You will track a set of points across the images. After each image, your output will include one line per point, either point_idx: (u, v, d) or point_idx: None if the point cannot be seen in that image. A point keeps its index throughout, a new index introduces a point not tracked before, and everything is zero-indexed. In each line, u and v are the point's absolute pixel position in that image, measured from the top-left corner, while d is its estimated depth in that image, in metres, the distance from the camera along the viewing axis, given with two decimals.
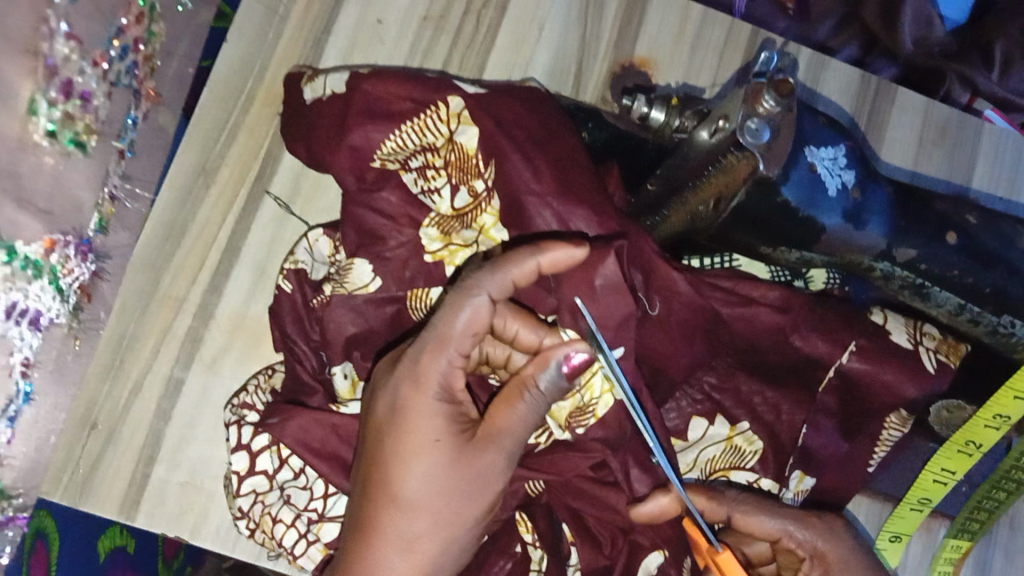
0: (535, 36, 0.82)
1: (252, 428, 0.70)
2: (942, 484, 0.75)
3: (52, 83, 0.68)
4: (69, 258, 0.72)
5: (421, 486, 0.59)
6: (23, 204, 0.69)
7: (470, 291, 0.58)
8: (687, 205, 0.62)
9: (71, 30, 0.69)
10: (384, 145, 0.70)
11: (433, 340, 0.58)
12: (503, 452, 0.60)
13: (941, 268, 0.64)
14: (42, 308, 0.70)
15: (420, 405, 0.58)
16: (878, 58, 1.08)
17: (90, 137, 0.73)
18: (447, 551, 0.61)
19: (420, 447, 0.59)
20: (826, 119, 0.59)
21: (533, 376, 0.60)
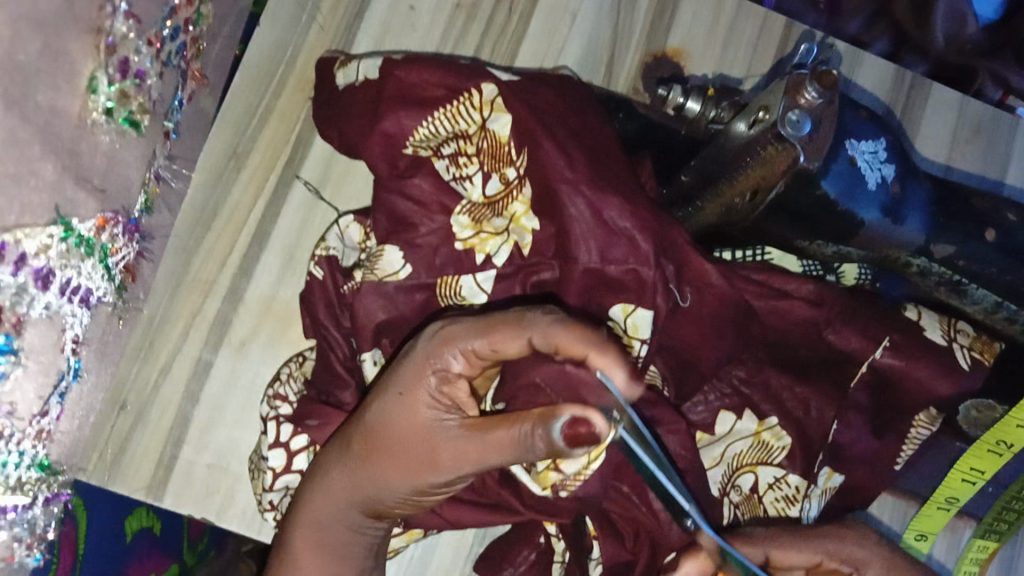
0: (568, 26, 0.82)
1: (291, 428, 0.71)
2: (970, 484, 0.74)
3: (111, 61, 0.53)
4: (118, 238, 0.60)
5: (379, 427, 0.58)
6: (81, 180, 0.55)
7: (525, 325, 0.55)
8: (722, 197, 0.61)
9: (131, 9, 0.54)
10: (417, 132, 0.70)
11: (468, 329, 0.56)
12: (470, 456, 0.55)
13: (979, 265, 0.63)
14: (93, 287, 0.57)
15: (418, 357, 0.57)
16: (909, 54, 1.06)
17: (144, 117, 0.60)
18: (378, 494, 0.60)
19: (397, 394, 0.57)
20: (868, 112, 0.58)
21: (535, 419, 0.52)
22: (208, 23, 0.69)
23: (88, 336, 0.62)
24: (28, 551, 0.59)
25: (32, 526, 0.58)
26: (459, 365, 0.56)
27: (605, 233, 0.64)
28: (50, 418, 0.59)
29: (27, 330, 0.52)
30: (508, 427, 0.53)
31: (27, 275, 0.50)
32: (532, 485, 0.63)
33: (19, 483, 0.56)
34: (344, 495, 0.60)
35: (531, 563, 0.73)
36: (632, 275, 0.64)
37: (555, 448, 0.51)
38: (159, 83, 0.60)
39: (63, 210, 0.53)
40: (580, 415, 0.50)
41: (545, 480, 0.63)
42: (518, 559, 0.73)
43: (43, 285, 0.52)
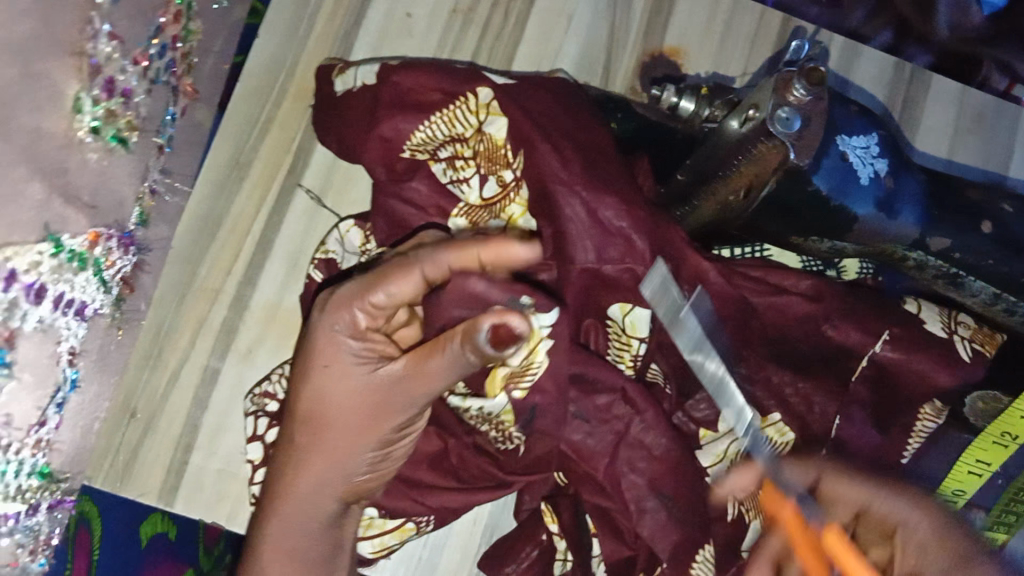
0: (564, 27, 0.82)
1: (266, 421, 0.73)
2: (977, 476, 0.73)
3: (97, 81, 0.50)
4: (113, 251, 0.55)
5: (317, 405, 0.59)
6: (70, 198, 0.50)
7: (411, 262, 0.57)
8: (717, 195, 0.61)
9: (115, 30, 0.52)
10: (414, 137, 0.71)
11: (358, 287, 0.58)
12: (417, 388, 0.58)
13: (975, 257, 0.63)
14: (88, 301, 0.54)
15: (325, 333, 0.58)
16: (912, 45, 1.05)
17: (132, 133, 0.56)
18: (343, 470, 0.61)
19: (324, 368, 0.59)
20: (859, 108, 0.58)
21: (457, 335, 0.54)
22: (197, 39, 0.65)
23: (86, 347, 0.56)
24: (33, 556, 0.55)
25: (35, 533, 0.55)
26: (365, 319, 0.58)
27: (601, 233, 0.65)
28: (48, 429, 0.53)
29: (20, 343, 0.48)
30: (437, 355, 0.56)
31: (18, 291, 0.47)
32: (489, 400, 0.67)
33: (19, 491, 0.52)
34: (310, 485, 0.61)
35: (533, 562, 0.73)
36: (629, 274, 0.66)
37: (486, 356, 0.54)
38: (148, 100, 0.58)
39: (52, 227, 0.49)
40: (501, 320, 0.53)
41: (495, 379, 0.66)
42: (521, 555, 0.73)
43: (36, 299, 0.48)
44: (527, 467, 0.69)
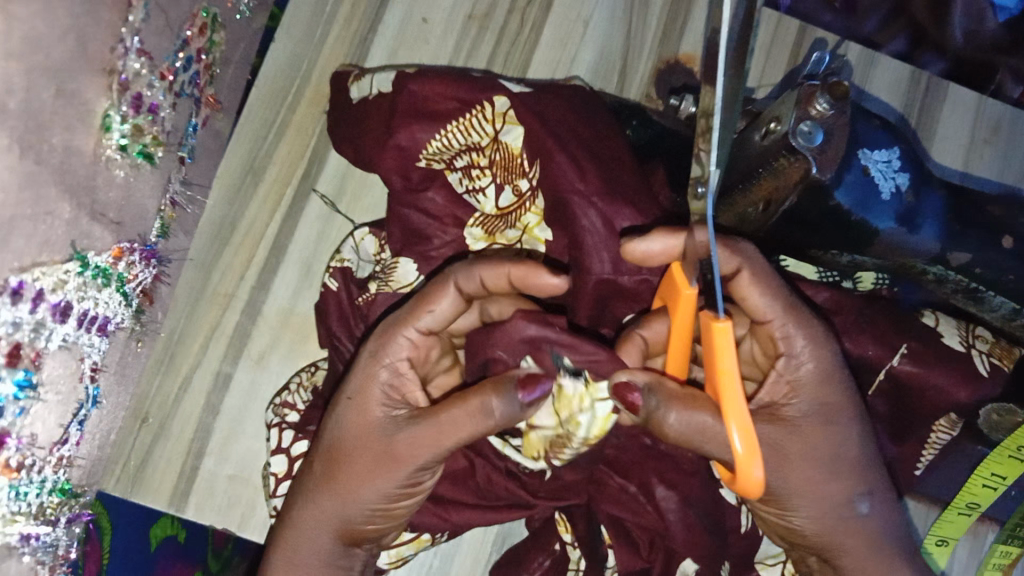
0: (580, 34, 0.82)
1: (293, 433, 0.72)
2: (991, 489, 0.73)
3: (125, 98, 0.49)
4: (135, 265, 0.55)
5: (337, 439, 0.60)
6: (97, 215, 0.50)
7: (445, 277, 0.60)
8: (735, 207, 0.61)
9: (143, 46, 0.50)
10: (430, 145, 0.70)
11: (401, 314, 0.61)
12: (430, 438, 0.57)
13: (995, 272, 0.63)
14: (111, 315, 0.53)
15: (362, 363, 0.61)
16: (927, 52, 1.04)
17: (158, 148, 0.55)
18: (346, 514, 0.60)
19: (352, 401, 0.61)
20: (882, 122, 0.58)
21: (488, 393, 0.56)
22: (220, 50, 0.64)
23: (106, 362, 0.56)
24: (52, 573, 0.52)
25: (55, 548, 0.52)
26: (409, 351, 0.61)
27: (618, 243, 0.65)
28: (70, 445, 0.53)
29: (46, 362, 0.47)
30: (458, 406, 0.56)
31: (45, 311, 0.45)
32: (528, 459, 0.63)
33: (41, 509, 0.50)
34: (313, 522, 0.61)
35: (546, 572, 0.73)
36: (645, 285, 0.65)
37: (512, 415, 0.56)
38: (173, 114, 0.56)
39: (78, 244, 0.48)
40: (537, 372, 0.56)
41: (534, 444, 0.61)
42: (532, 565, 0.73)
43: (61, 317, 0.47)
44: (556, 491, 0.69)
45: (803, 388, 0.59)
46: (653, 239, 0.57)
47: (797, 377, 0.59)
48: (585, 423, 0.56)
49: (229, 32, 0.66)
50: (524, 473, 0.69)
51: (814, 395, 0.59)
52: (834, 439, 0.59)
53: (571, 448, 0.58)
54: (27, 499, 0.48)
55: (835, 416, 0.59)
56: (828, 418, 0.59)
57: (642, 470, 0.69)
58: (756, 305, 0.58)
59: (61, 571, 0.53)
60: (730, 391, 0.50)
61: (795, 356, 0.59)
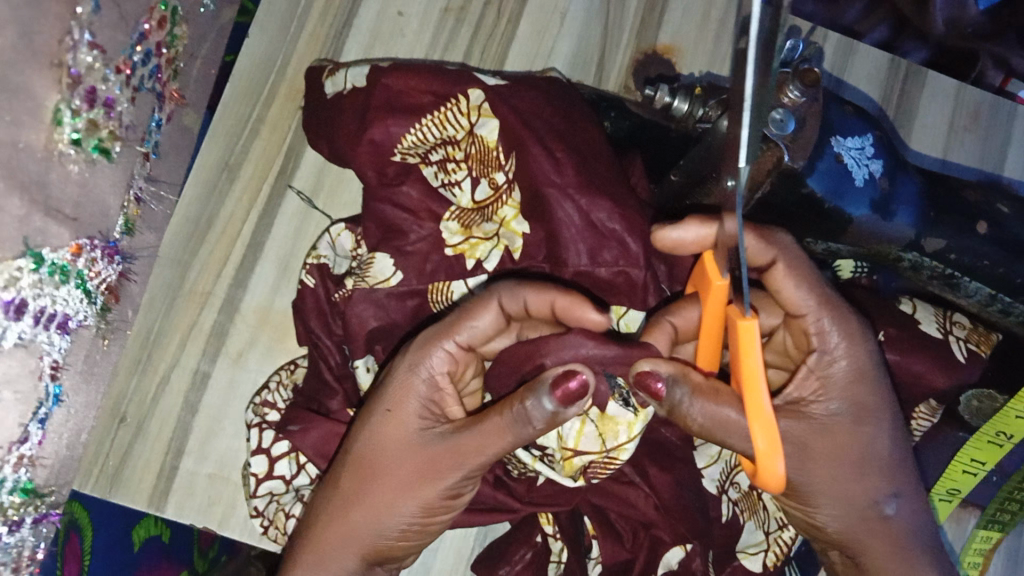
0: (557, 25, 0.81)
1: (273, 434, 0.72)
2: (970, 475, 0.74)
3: (77, 91, 0.48)
4: (96, 262, 0.54)
5: (371, 451, 0.59)
6: (52, 211, 0.49)
7: (491, 292, 0.59)
8: (711, 197, 0.61)
9: (95, 40, 0.49)
10: (405, 140, 0.70)
11: (440, 326, 0.60)
12: (472, 451, 0.57)
13: (971, 258, 0.63)
14: (71, 313, 0.52)
15: (402, 374, 0.59)
16: (908, 40, 1.04)
17: (115, 142, 0.54)
18: (377, 527, 0.59)
19: (386, 412, 0.59)
20: (854, 109, 0.58)
21: (525, 396, 0.55)
22: (183, 43, 0.63)
23: (69, 360, 0.55)
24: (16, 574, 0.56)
25: (18, 549, 0.55)
26: (446, 365, 0.59)
27: (595, 235, 0.64)
28: (31, 445, 0.53)
29: None
30: (504, 415, 0.56)
31: None
32: (566, 480, 0.64)
33: (0, 510, 0.51)
34: (341, 538, 0.59)
35: (527, 565, 0.72)
36: (623, 278, 0.64)
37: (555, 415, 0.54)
38: (132, 108, 0.55)
39: (30, 241, 0.48)
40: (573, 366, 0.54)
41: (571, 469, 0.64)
42: (515, 558, 0.72)
43: (15, 314, 0.48)
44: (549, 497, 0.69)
45: (833, 386, 0.58)
46: (685, 228, 0.58)
47: (828, 373, 0.58)
48: (628, 448, 0.63)
49: (191, 24, 0.64)
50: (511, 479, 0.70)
51: (844, 394, 0.58)
52: (864, 441, 0.59)
53: (611, 467, 0.64)
54: None
55: (866, 418, 0.59)
56: (859, 419, 0.58)
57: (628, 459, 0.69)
58: (792, 297, 0.57)
59: (29, 569, 0.56)
60: (753, 375, 0.51)
61: (829, 351, 0.58)
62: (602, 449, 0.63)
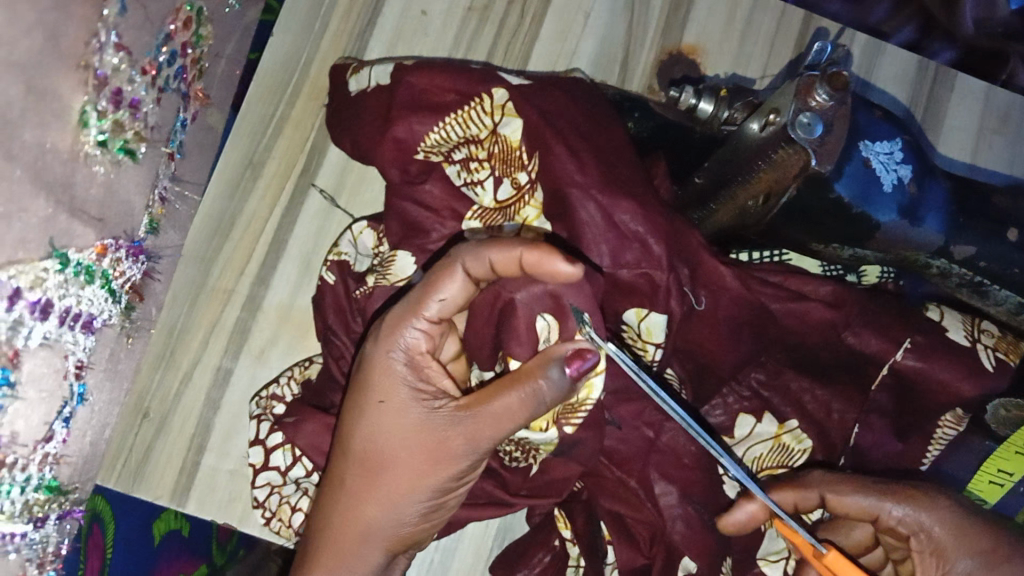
0: (581, 25, 0.81)
1: (269, 424, 0.72)
2: (998, 486, 0.70)
3: (103, 93, 0.49)
4: (120, 261, 0.55)
5: (372, 444, 0.59)
6: (77, 212, 0.50)
7: (455, 263, 0.58)
8: (736, 200, 0.60)
9: (121, 41, 0.50)
10: (428, 137, 0.70)
11: (413, 303, 0.59)
12: (478, 428, 0.57)
13: (1000, 265, 0.62)
14: (95, 312, 0.53)
15: (382, 360, 0.59)
16: (937, 40, 1.02)
17: (141, 143, 0.55)
18: (392, 519, 0.59)
19: (380, 402, 0.59)
20: (883, 112, 0.57)
21: (536, 372, 0.56)
22: (208, 43, 0.63)
23: (93, 359, 0.55)
24: (41, 569, 0.55)
25: (43, 545, 0.55)
26: (424, 341, 0.59)
27: (618, 237, 0.64)
28: (56, 443, 0.53)
29: (25, 361, 0.48)
30: (513, 391, 0.56)
31: (22, 309, 0.47)
32: (537, 432, 0.65)
33: (26, 508, 0.52)
34: (358, 535, 0.59)
35: (546, 567, 0.73)
36: (645, 279, 0.64)
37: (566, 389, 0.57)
38: (157, 109, 0.56)
39: (58, 242, 0.49)
40: (583, 346, 0.57)
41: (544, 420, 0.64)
42: (534, 561, 0.73)
43: (42, 314, 0.48)
44: (538, 489, 0.69)
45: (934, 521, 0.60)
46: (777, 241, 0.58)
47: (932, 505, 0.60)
48: (597, 382, 0.62)
49: (215, 23, 0.64)
50: (504, 470, 0.70)
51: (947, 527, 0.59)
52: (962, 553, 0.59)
53: (581, 412, 0.63)
54: (9, 498, 0.50)
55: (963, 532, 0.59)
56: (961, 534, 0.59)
57: (642, 463, 0.69)
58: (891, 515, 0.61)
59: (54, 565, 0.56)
60: None
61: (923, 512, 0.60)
62: None
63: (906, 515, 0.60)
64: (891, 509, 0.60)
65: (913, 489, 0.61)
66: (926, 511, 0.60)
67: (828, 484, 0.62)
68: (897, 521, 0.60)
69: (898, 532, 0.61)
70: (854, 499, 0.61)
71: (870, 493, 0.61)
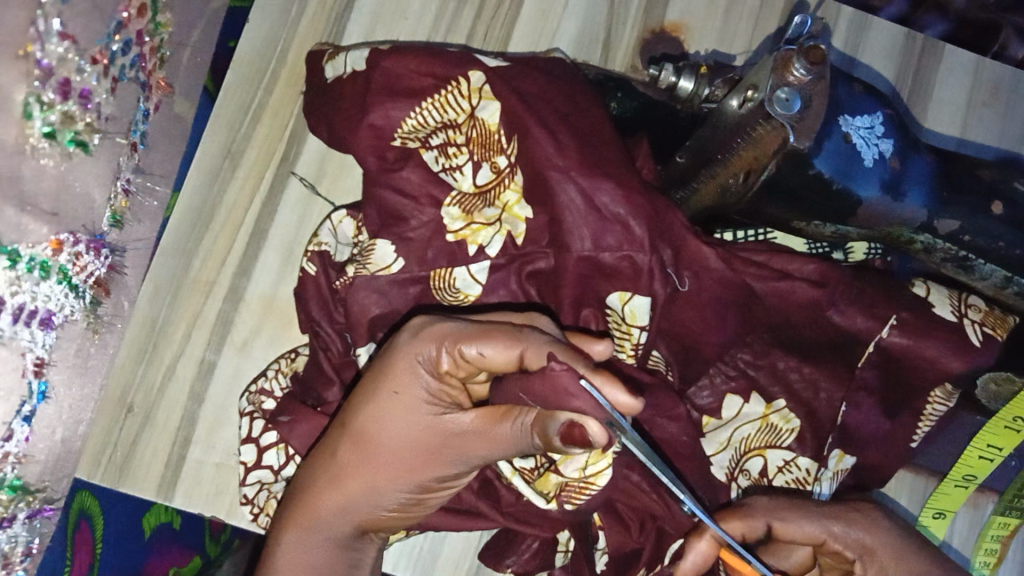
0: (562, 4, 0.79)
1: (262, 423, 0.72)
2: (988, 461, 0.72)
3: (49, 83, 0.65)
4: (80, 256, 0.70)
5: (372, 429, 0.58)
6: (25, 206, 0.67)
7: (520, 338, 0.52)
8: (717, 177, 0.59)
9: (65, 30, 0.65)
10: (405, 123, 0.69)
11: (460, 332, 0.55)
12: (476, 446, 0.57)
13: (986, 239, 0.61)
14: (53, 308, 0.69)
15: (406, 358, 0.57)
16: (927, 13, 0.99)
17: (92, 135, 0.69)
18: (371, 499, 0.60)
19: (391, 393, 0.57)
20: (863, 86, 0.56)
21: (540, 416, 0.51)
22: (167, 32, 0.74)
23: (56, 358, 0.72)
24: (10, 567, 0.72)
25: (12, 543, 0.72)
26: (447, 363, 0.56)
27: (598, 219, 0.63)
28: None
29: None
30: (510, 426, 0.54)
31: None
32: (537, 498, 0.66)
33: None
34: (335, 508, 0.60)
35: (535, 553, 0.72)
36: (627, 262, 0.63)
37: (549, 443, 0.51)
38: (113, 98, 0.69)
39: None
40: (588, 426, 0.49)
41: (547, 489, 0.66)
42: (522, 547, 0.71)
43: None
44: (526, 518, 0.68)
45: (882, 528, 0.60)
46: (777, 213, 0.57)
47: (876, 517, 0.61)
48: (605, 471, 0.65)
49: (174, 11, 0.74)
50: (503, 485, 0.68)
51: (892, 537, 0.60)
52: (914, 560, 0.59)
53: (586, 494, 0.66)
54: None
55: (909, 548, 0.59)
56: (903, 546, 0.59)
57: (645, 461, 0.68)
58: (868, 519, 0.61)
59: None
60: None
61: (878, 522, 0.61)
62: (579, 474, 0.65)
63: (845, 533, 0.60)
64: (835, 530, 0.60)
65: (852, 510, 0.61)
66: (871, 534, 0.60)
67: (773, 512, 0.61)
68: (840, 541, 0.60)
69: (843, 555, 0.60)
70: (800, 526, 0.60)
71: (813, 518, 0.60)
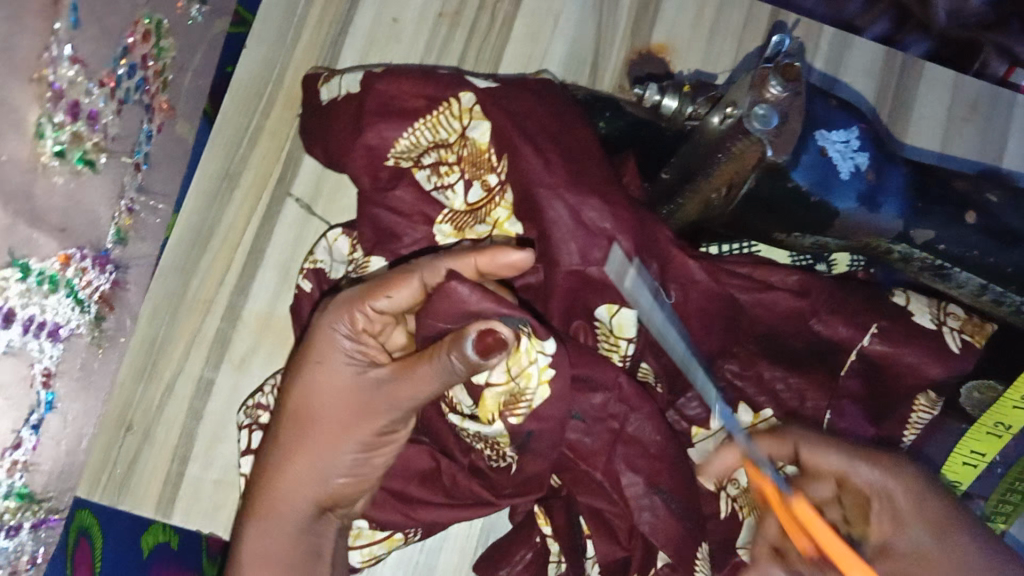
0: (551, 28, 0.82)
1: (262, 433, 0.73)
2: (971, 468, 0.73)
3: (60, 105, 0.57)
4: (86, 270, 0.63)
5: (306, 401, 0.65)
6: (37, 222, 0.58)
7: (415, 270, 0.63)
8: (699, 193, 0.60)
9: (75, 54, 0.58)
10: (398, 144, 0.71)
11: (360, 293, 0.64)
12: (404, 392, 0.63)
13: (960, 248, 0.63)
14: (61, 319, 0.62)
15: (324, 332, 0.65)
16: (910, 33, 1.02)
17: (99, 154, 0.63)
18: (321, 467, 0.65)
19: (316, 364, 0.65)
20: (839, 102, 0.58)
21: (446, 348, 0.59)
22: (170, 56, 0.72)
23: (63, 368, 0.64)
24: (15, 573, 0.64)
25: (18, 552, 0.64)
26: (363, 321, 0.64)
27: (586, 234, 0.65)
28: (24, 450, 0.61)
29: None
30: (429, 364, 0.60)
31: None
32: (484, 425, 0.64)
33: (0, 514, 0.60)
34: (289, 487, 0.65)
35: (528, 564, 0.73)
36: None
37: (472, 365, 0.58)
38: (117, 120, 0.65)
39: (18, 253, 0.56)
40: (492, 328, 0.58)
41: (487, 411, 0.64)
42: (514, 558, 0.73)
43: None
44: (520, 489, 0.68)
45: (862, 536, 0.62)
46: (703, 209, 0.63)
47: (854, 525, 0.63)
48: (534, 372, 0.61)
49: (179, 36, 0.73)
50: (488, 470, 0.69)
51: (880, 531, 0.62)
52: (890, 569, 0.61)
53: (522, 405, 0.62)
54: None
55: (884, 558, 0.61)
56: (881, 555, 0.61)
57: None
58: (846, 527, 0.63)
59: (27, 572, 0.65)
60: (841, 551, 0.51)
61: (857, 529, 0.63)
62: (509, 378, 0.62)
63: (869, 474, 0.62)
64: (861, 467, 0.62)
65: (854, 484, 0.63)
66: (889, 482, 0.61)
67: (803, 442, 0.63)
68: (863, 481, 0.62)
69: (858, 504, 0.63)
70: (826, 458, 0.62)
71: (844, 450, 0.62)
